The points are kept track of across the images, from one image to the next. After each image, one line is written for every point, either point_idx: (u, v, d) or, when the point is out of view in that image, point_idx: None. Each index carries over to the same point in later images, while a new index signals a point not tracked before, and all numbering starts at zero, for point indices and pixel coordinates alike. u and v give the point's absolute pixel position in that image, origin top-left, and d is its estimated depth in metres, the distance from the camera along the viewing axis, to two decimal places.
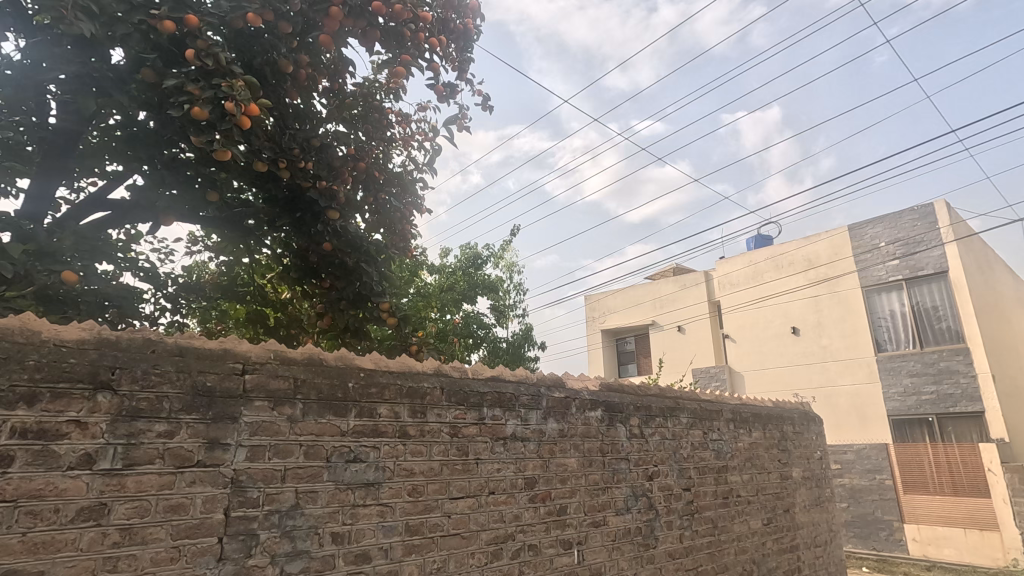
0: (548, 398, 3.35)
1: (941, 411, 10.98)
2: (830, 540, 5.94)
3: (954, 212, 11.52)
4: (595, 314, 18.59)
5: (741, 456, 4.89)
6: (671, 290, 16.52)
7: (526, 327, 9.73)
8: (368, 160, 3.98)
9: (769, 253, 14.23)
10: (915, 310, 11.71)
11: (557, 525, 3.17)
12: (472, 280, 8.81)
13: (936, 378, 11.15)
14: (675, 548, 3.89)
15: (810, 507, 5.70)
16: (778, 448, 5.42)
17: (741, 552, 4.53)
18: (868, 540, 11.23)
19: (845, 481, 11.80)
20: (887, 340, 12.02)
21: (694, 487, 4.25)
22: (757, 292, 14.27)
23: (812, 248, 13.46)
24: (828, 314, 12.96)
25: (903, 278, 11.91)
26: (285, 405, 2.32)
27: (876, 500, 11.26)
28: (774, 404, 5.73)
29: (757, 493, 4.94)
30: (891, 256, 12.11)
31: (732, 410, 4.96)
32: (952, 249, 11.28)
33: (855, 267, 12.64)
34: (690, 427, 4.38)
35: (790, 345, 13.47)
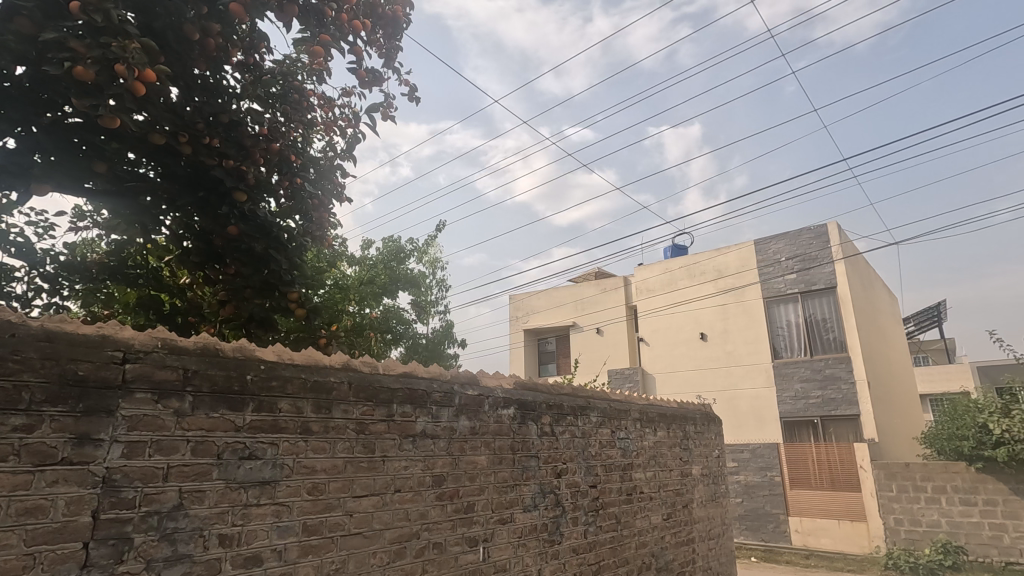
0: (461, 396, 3.34)
1: (825, 414, 12.08)
2: (722, 533, 6.34)
3: (844, 234, 12.71)
4: (518, 313, 18.77)
5: (646, 454, 5.11)
6: (592, 292, 17.01)
7: (447, 324, 9.65)
8: (285, 142, 3.78)
9: (684, 261, 15.01)
10: (808, 321, 12.81)
11: (463, 523, 3.16)
12: (394, 274, 8.62)
13: (822, 383, 12.25)
14: (579, 543, 4.01)
15: (706, 502, 6.05)
16: (680, 447, 5.72)
17: (641, 546, 4.73)
18: (757, 532, 12.12)
19: (741, 478, 12.66)
20: (783, 347, 13.04)
21: (601, 483, 4.40)
22: (672, 299, 15.00)
23: (721, 259, 14.35)
24: (733, 322, 13.86)
25: (799, 291, 12.99)
26: (172, 398, 2.15)
27: (766, 495, 12.17)
28: (678, 405, 6.04)
29: (659, 490, 5.19)
30: (790, 270, 13.17)
31: (639, 410, 5.19)
32: (841, 267, 12.47)
33: (758, 279, 13.63)
34: (599, 425, 4.53)
35: (698, 350, 14.29)
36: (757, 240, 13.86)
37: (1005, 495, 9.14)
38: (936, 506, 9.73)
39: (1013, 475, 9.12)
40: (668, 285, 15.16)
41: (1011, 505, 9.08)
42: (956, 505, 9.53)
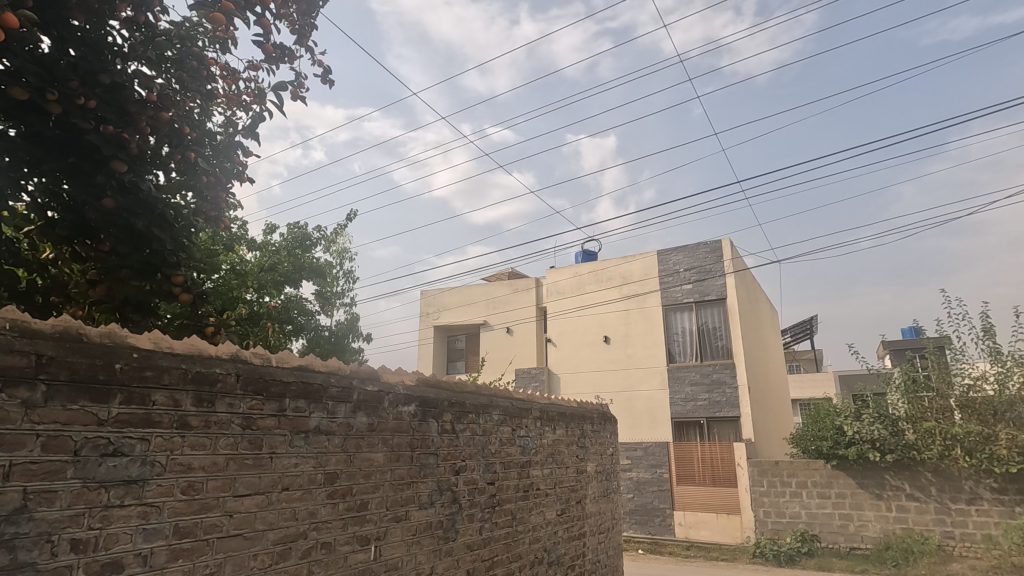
0: (360, 392, 3.25)
1: (710, 415, 13.08)
2: (611, 527, 6.65)
3: (735, 250, 13.82)
4: (429, 310, 18.56)
5: (544, 451, 5.26)
6: (504, 292, 17.19)
7: (352, 317, 9.33)
8: (177, 111, 3.46)
9: (592, 267, 15.58)
10: (700, 329, 13.80)
11: (355, 522, 3.08)
12: (298, 262, 8.21)
13: (709, 387, 13.24)
14: (474, 540, 4.03)
15: (598, 498, 6.32)
16: (576, 445, 5.94)
17: (535, 541, 4.85)
18: (645, 526, 12.86)
19: (633, 475, 13.36)
20: (678, 352, 13.92)
21: (498, 481, 4.46)
22: (579, 302, 15.52)
23: (627, 267, 15.06)
24: (634, 327, 14.60)
25: (694, 300, 13.95)
26: (21, 388, 1.91)
27: (655, 491, 12.94)
28: (577, 405, 6.26)
29: (555, 486, 5.35)
30: (687, 281, 14.12)
31: (540, 409, 5.32)
32: (731, 281, 13.56)
33: (658, 287, 14.47)
34: (500, 423, 4.59)
35: (601, 352, 14.90)
36: (660, 250, 14.70)
37: (853, 488, 10.38)
38: (798, 499, 10.85)
39: (860, 471, 10.36)
40: (576, 288, 15.68)
41: (857, 498, 10.32)
42: (814, 498, 10.70)
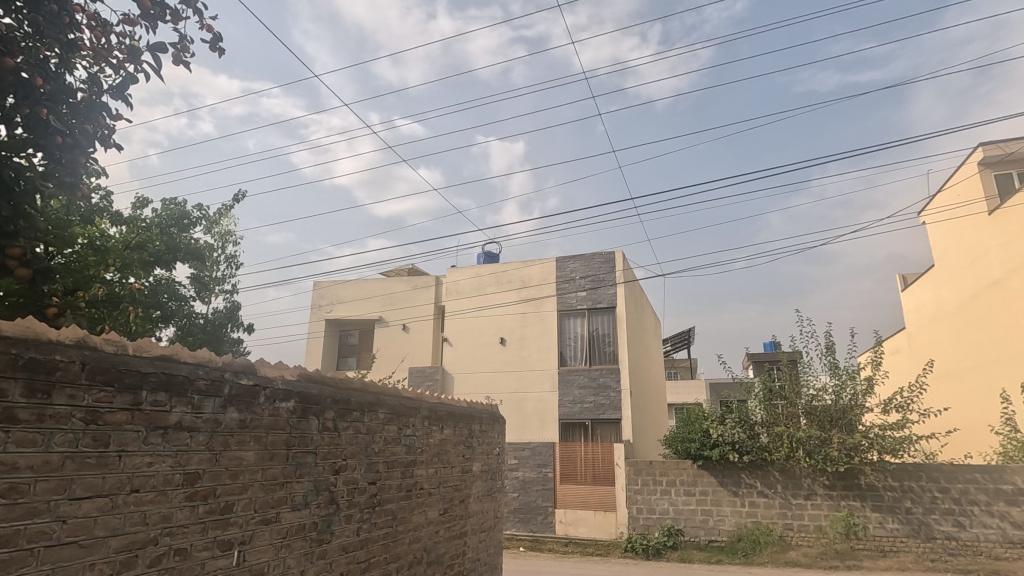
0: (232, 385, 3.02)
1: (595, 417, 13.75)
2: (493, 525, 6.75)
3: (627, 262, 14.69)
4: (321, 302, 17.69)
5: (430, 451, 5.23)
6: (402, 288, 16.85)
7: (232, 306, 8.67)
8: (26, 58, 3.04)
9: (492, 268, 15.76)
10: (591, 334, 14.47)
11: (217, 525, 2.86)
12: (172, 243, 7.48)
13: (595, 390, 13.90)
14: (350, 541, 3.91)
15: (482, 497, 6.39)
16: (464, 444, 5.99)
17: (415, 541, 4.80)
18: (528, 524, 13.20)
19: (519, 474, 13.67)
20: (570, 356, 14.49)
21: (381, 480, 4.37)
22: (478, 303, 15.61)
23: (526, 270, 15.41)
24: (530, 330, 14.96)
25: (587, 307, 14.61)
26: None
27: (539, 490, 13.34)
28: (467, 405, 6.30)
29: (439, 486, 5.33)
30: (582, 288, 14.76)
31: (429, 408, 5.30)
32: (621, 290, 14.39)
33: (555, 293, 14.97)
34: (386, 422, 4.50)
35: (497, 353, 15.09)
36: (558, 257, 15.21)
37: (714, 486, 11.40)
38: (667, 496, 11.70)
39: (721, 471, 11.41)
40: (475, 289, 15.76)
41: (717, 495, 11.34)
42: (681, 496, 11.60)
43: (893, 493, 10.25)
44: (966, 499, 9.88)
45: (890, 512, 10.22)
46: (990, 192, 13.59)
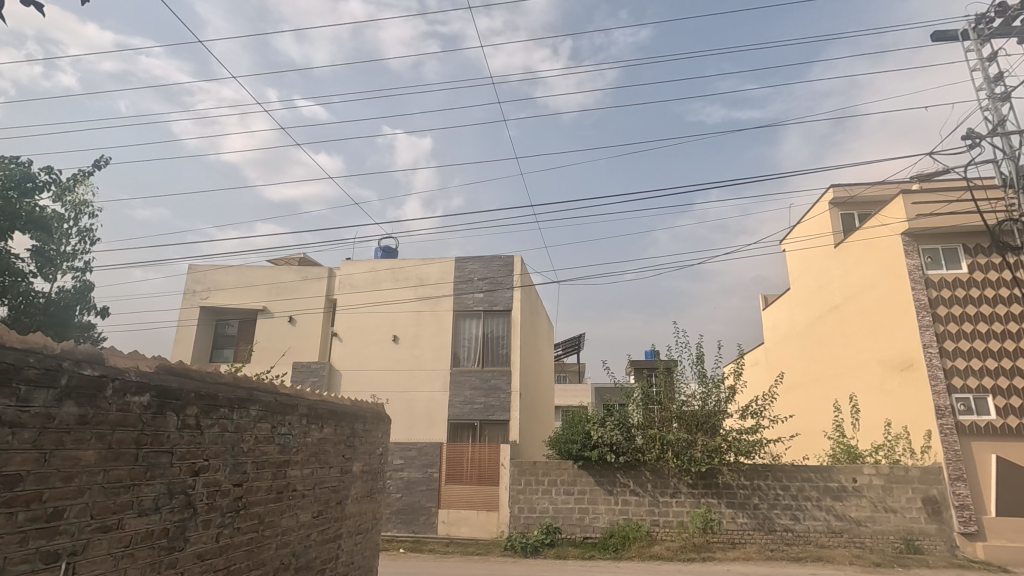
0: (73, 376, 2.68)
1: (484, 418, 13.88)
2: (371, 527, 6.57)
3: (524, 267, 15.05)
4: (196, 287, 16.19)
5: (307, 451, 4.98)
6: (290, 278, 15.89)
7: (83, 285, 7.67)
8: None
9: (390, 264, 15.38)
10: (486, 336, 14.61)
11: (42, 535, 2.51)
12: (8, 208, 6.47)
13: (486, 391, 14.05)
14: (207, 548, 3.60)
15: (360, 498, 6.20)
16: (344, 444, 5.78)
17: (282, 545, 4.54)
18: (409, 525, 13.02)
19: (404, 474, 13.44)
20: (464, 356, 14.51)
21: (248, 482, 4.09)
22: (372, 298, 15.14)
23: (425, 268, 15.21)
24: (424, 329, 14.77)
25: (483, 309, 14.74)
26: None
27: (423, 490, 13.21)
28: (350, 403, 6.11)
29: (314, 487, 5.09)
30: (479, 289, 14.88)
31: (308, 406, 5.06)
32: (518, 294, 14.71)
33: (451, 293, 14.93)
34: (258, 420, 4.22)
35: (388, 351, 14.74)
36: (458, 257, 15.20)
37: (592, 485, 11.98)
38: (547, 495, 12.11)
39: (598, 471, 12.02)
40: (370, 283, 15.28)
41: (594, 494, 11.93)
42: (560, 495, 12.05)
43: (745, 491, 11.41)
44: (801, 496, 11.24)
45: (741, 507, 11.37)
46: (836, 228, 15.63)
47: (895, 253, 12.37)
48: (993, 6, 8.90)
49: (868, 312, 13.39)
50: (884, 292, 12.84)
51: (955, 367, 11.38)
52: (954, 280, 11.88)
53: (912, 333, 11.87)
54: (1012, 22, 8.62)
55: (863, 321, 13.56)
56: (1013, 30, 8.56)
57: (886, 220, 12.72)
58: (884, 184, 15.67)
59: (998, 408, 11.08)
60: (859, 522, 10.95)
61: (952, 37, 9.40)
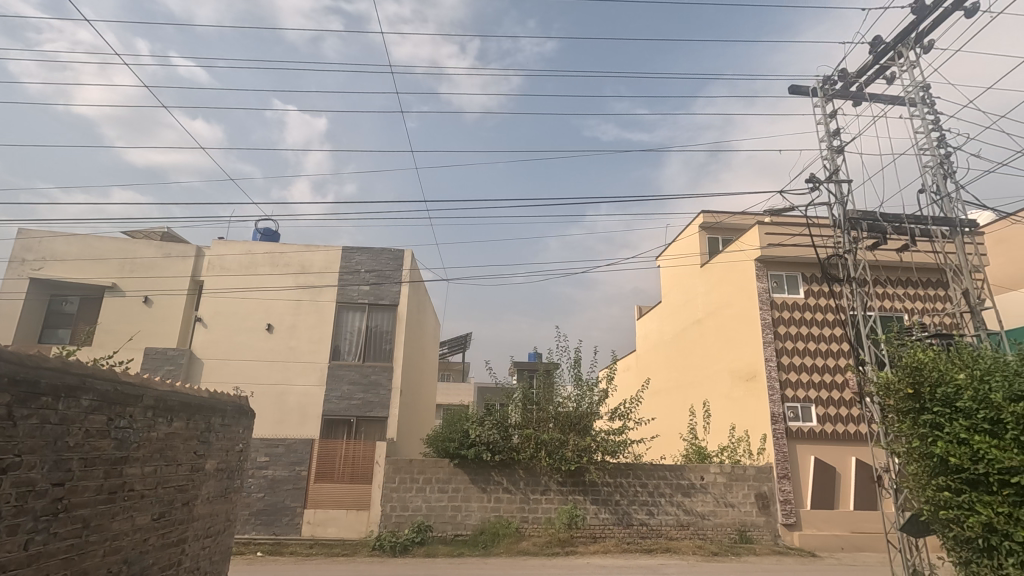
0: None
1: (361, 415, 13.44)
2: (223, 529, 6.07)
3: (414, 262, 14.86)
4: (25, 255, 13.91)
5: (150, 446, 4.50)
6: (149, 254, 14.23)
7: None
8: None
9: (268, 248, 14.37)
10: (369, 330, 14.18)
11: None
12: None
13: (365, 387, 13.61)
14: (11, 558, 3.12)
15: (213, 498, 5.72)
16: (197, 440, 5.29)
17: (111, 552, 4.05)
18: (270, 527, 12.21)
19: (268, 473, 12.59)
20: (344, 350, 13.95)
21: (72, 481, 3.60)
22: (245, 283, 14.03)
23: (308, 255, 14.42)
24: (302, 319, 13.97)
25: (368, 302, 14.29)
26: None
27: (289, 490, 12.46)
28: (207, 395, 5.62)
29: (156, 487, 4.61)
30: (365, 282, 14.41)
31: (155, 396, 4.57)
32: (405, 289, 14.48)
33: (335, 283, 14.30)
34: (90, 411, 3.74)
35: (260, 341, 13.75)
36: (345, 247, 14.61)
37: (466, 483, 12.09)
38: (421, 493, 12.02)
39: (474, 469, 12.17)
40: (245, 267, 14.16)
41: (468, 492, 12.06)
42: (434, 493, 12.02)
43: (608, 488, 12.19)
44: (657, 492, 12.23)
45: (604, 503, 12.13)
46: (703, 250, 17.25)
47: (749, 276, 13.93)
48: (837, 71, 10.35)
49: (723, 327, 14.92)
50: (737, 309, 14.38)
51: (788, 379, 13.05)
52: (792, 304, 13.64)
53: (757, 348, 13.42)
54: (850, 87, 10.08)
55: (719, 335, 15.09)
56: (850, 93, 10.02)
57: (743, 245, 14.25)
58: (744, 215, 17.60)
59: (818, 416, 12.89)
60: (703, 515, 12.15)
61: (805, 92, 10.79)
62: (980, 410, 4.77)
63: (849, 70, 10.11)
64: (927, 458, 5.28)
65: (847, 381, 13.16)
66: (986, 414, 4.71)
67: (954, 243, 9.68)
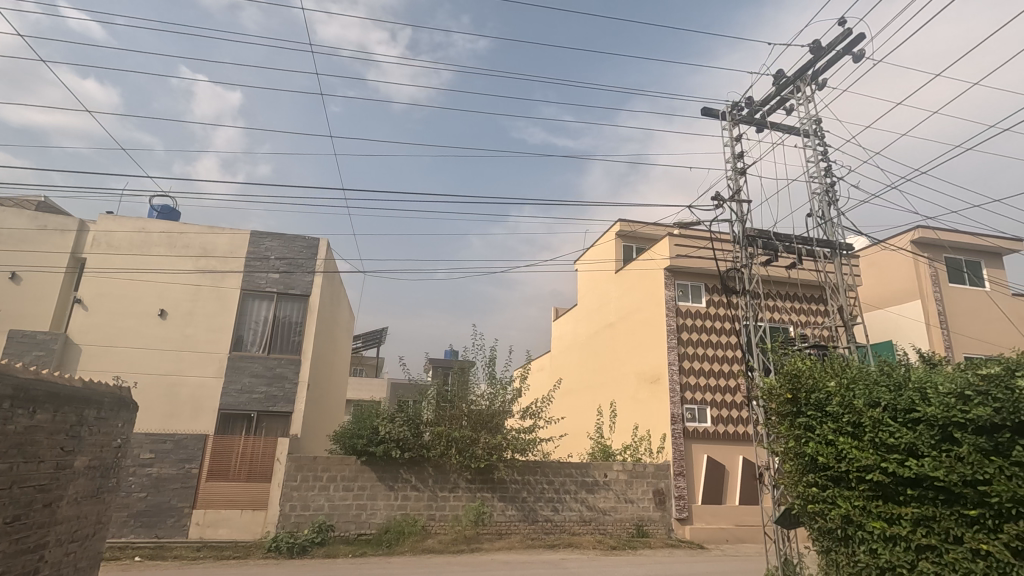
0: None
1: (262, 409, 12.70)
2: (92, 533, 5.51)
3: (330, 252, 14.29)
4: None
5: (5, 441, 4.00)
6: (20, 225, 12.63)
7: None
8: None
9: (166, 227, 13.25)
10: (276, 320, 13.45)
11: None
12: None
13: (269, 380, 12.90)
14: None
15: (82, 499, 5.19)
16: (65, 434, 4.77)
17: None
18: (151, 529, 11.24)
19: (152, 471, 11.60)
20: (248, 340, 13.14)
21: None
22: (137, 264, 12.83)
23: (211, 237, 13.44)
24: (201, 306, 12.99)
25: (276, 291, 13.56)
26: None
27: (176, 489, 11.54)
28: (81, 385, 5.09)
29: (11, 486, 4.11)
30: (275, 270, 13.66)
31: (15, 385, 4.07)
32: (318, 280, 13.90)
33: (241, 269, 13.44)
34: None
35: (152, 328, 12.64)
36: (254, 231, 13.77)
37: (373, 481, 11.83)
38: (324, 492, 11.60)
39: (382, 467, 11.92)
40: (137, 246, 12.96)
41: (374, 490, 11.79)
42: (338, 491, 11.65)
43: (516, 485, 12.39)
44: (562, 489, 12.58)
45: (511, 501, 12.31)
46: (618, 257, 17.97)
47: (658, 285, 14.68)
48: (744, 98, 11.14)
49: (633, 331, 15.62)
50: (646, 315, 15.11)
51: (688, 382, 13.90)
52: (695, 312, 14.55)
53: (661, 352, 14.16)
54: (755, 114, 10.89)
55: (628, 339, 15.77)
56: (754, 120, 10.83)
57: (654, 254, 15.00)
58: (657, 225, 18.53)
59: (712, 417, 13.84)
60: (604, 511, 12.65)
61: (716, 114, 11.54)
62: (845, 414, 5.35)
63: (754, 99, 10.93)
64: (800, 457, 5.82)
65: (738, 386, 14.22)
66: (850, 418, 5.29)
67: (833, 263, 10.73)
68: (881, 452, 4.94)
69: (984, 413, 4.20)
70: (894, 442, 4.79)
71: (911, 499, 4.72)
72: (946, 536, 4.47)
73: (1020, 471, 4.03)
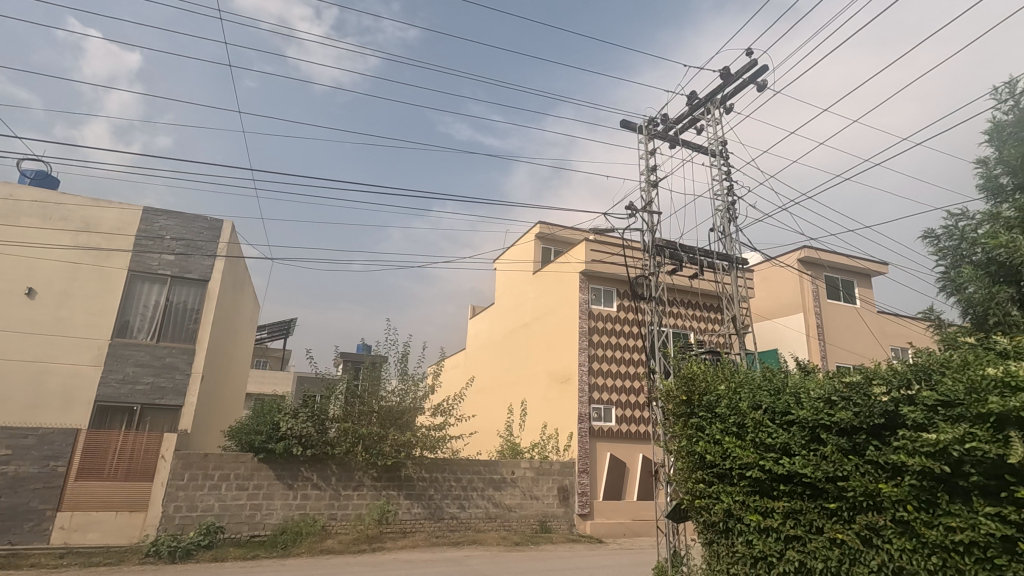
0: None
1: (146, 402, 11.63)
2: None
3: (234, 235, 13.38)
4: None
5: None
6: None
7: None
8: None
9: (39, 196, 11.79)
10: (168, 306, 12.38)
11: None
12: None
13: (156, 371, 11.85)
14: None
15: None
16: None
17: None
18: (4, 535, 9.96)
19: (8, 469, 10.27)
20: (133, 326, 11.99)
21: None
22: (0, 235, 11.30)
23: (95, 211, 12.13)
24: (79, 286, 11.68)
25: (170, 274, 12.48)
26: None
27: (36, 489, 10.29)
28: None
29: None
30: (169, 251, 12.57)
31: None
32: (219, 264, 12.97)
33: (130, 248, 12.24)
34: None
35: (16, 308, 11.19)
36: (147, 207, 12.59)
37: (270, 480, 11.24)
38: (215, 491, 10.87)
39: (281, 464, 11.35)
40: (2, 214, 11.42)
41: (270, 488, 11.21)
42: (231, 491, 10.96)
43: (423, 483, 12.26)
44: (470, 486, 12.61)
45: (417, 498, 12.16)
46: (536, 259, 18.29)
47: (573, 288, 15.09)
48: (661, 115, 11.72)
49: (547, 332, 15.96)
50: (560, 316, 15.49)
51: (596, 383, 14.42)
52: (606, 315, 15.12)
53: (573, 353, 14.57)
54: (669, 130, 11.48)
55: (542, 339, 16.08)
56: (668, 137, 11.42)
57: (571, 258, 15.40)
58: (574, 229, 19.06)
59: (617, 416, 14.45)
60: (510, 508, 12.83)
61: (635, 127, 12.04)
62: (731, 415, 5.78)
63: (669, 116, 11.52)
64: (690, 455, 6.20)
65: (641, 387, 14.96)
66: (735, 418, 5.71)
67: (730, 275, 11.54)
68: (760, 451, 5.36)
69: (845, 416, 4.71)
70: (771, 442, 5.23)
71: (783, 494, 5.18)
72: (809, 527, 4.95)
73: (872, 469, 4.55)
